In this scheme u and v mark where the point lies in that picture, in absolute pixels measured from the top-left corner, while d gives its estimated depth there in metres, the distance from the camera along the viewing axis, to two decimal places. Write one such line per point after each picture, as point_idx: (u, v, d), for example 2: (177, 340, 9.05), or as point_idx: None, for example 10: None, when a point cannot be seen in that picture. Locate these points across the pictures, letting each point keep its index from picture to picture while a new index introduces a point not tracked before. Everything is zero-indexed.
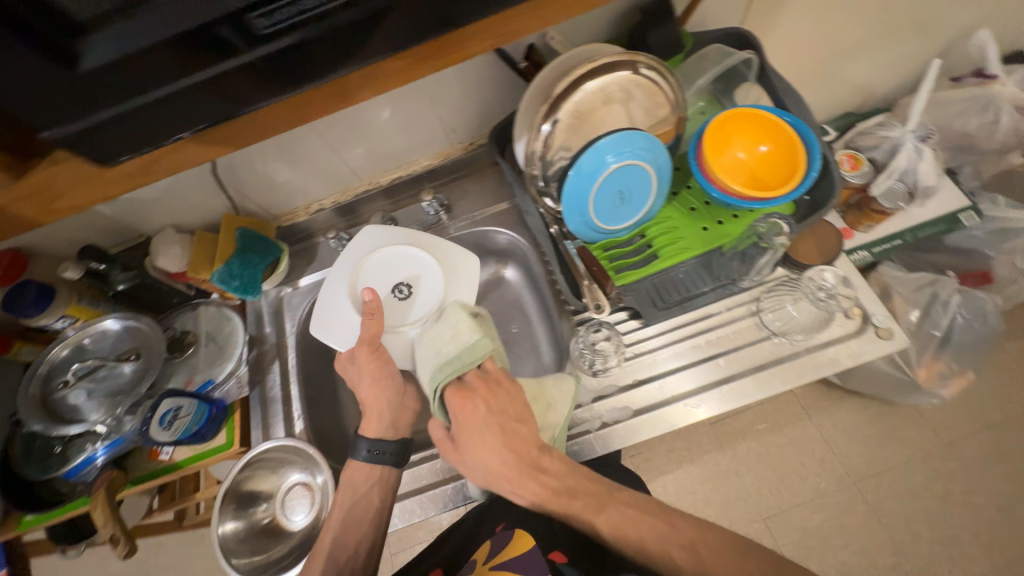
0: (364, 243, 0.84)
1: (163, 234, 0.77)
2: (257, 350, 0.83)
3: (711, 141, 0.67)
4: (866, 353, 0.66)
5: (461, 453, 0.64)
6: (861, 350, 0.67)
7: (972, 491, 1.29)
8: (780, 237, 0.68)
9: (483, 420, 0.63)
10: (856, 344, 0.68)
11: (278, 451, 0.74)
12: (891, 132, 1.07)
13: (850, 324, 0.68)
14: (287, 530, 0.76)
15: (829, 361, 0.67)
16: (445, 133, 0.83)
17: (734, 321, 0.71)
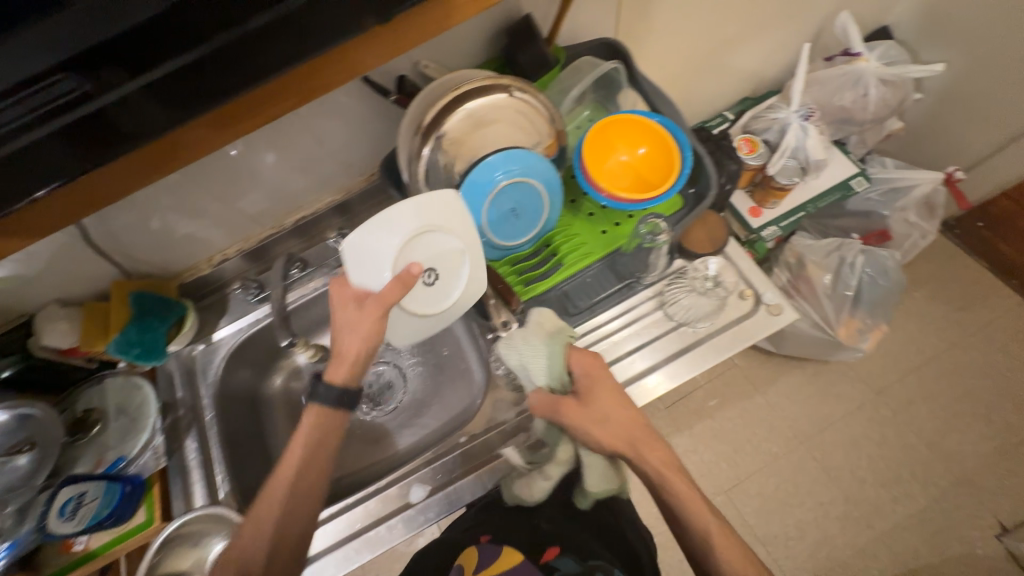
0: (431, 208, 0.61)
1: (47, 311, 0.73)
2: (171, 416, 0.80)
3: (594, 148, 0.70)
4: (761, 330, 0.71)
5: (586, 407, 0.65)
6: (757, 328, 0.72)
7: (905, 433, 1.39)
8: (660, 235, 0.68)
9: (604, 384, 0.66)
10: (752, 323, 0.73)
11: (197, 523, 0.70)
12: (778, 114, 1.15)
13: (744, 305, 0.74)
14: None
15: (731, 341, 0.72)
16: (343, 167, 0.82)
17: (641, 318, 0.75)
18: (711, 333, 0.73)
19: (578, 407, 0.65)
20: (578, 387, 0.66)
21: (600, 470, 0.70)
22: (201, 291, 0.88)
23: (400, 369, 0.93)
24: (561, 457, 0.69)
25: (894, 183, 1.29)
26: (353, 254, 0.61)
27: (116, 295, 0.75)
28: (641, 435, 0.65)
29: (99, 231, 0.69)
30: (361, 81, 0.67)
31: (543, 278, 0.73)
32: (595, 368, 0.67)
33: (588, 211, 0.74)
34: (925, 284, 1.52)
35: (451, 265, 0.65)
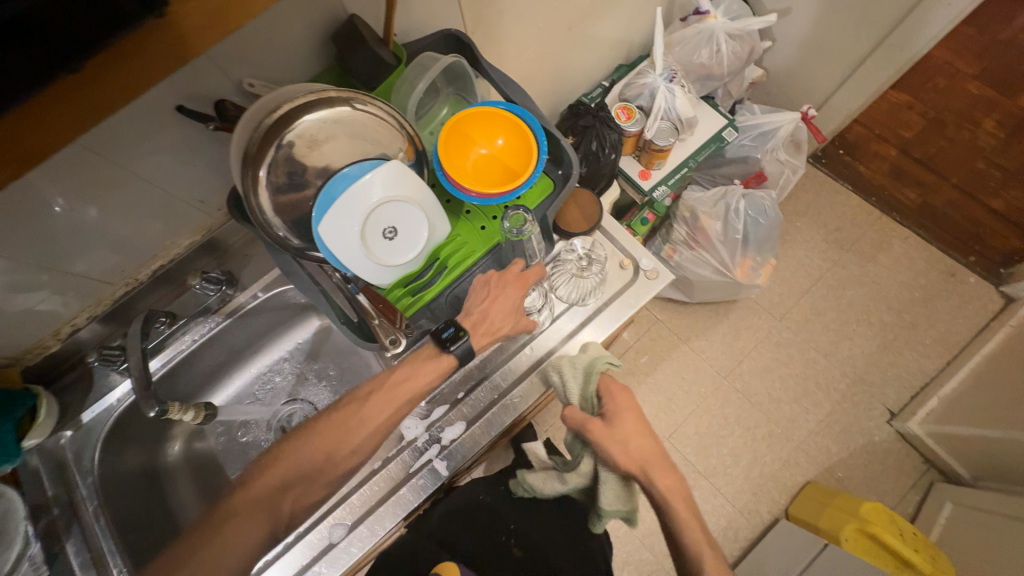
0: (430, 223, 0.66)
1: None
2: (46, 519, 0.70)
3: (451, 148, 0.69)
4: (642, 295, 0.77)
5: (611, 430, 0.68)
6: (639, 294, 0.77)
7: (807, 348, 1.55)
8: (525, 227, 0.68)
9: (627, 414, 0.70)
10: (634, 289, 0.78)
11: None
12: (647, 79, 1.20)
13: (625, 274, 0.79)
14: None
15: (619, 312, 0.77)
16: (193, 207, 0.74)
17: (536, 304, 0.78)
18: (599, 308, 0.77)
19: (604, 430, 0.68)
20: (606, 411, 0.70)
21: (615, 491, 0.71)
22: (59, 368, 0.78)
23: (312, 405, 0.88)
24: (583, 468, 0.73)
25: (761, 128, 1.39)
26: (384, 183, 0.60)
27: None
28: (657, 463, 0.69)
29: None
30: (177, 112, 0.59)
31: (425, 288, 0.71)
32: (623, 400, 0.70)
33: (464, 210, 0.73)
34: (805, 213, 1.68)
35: (405, 234, 0.64)
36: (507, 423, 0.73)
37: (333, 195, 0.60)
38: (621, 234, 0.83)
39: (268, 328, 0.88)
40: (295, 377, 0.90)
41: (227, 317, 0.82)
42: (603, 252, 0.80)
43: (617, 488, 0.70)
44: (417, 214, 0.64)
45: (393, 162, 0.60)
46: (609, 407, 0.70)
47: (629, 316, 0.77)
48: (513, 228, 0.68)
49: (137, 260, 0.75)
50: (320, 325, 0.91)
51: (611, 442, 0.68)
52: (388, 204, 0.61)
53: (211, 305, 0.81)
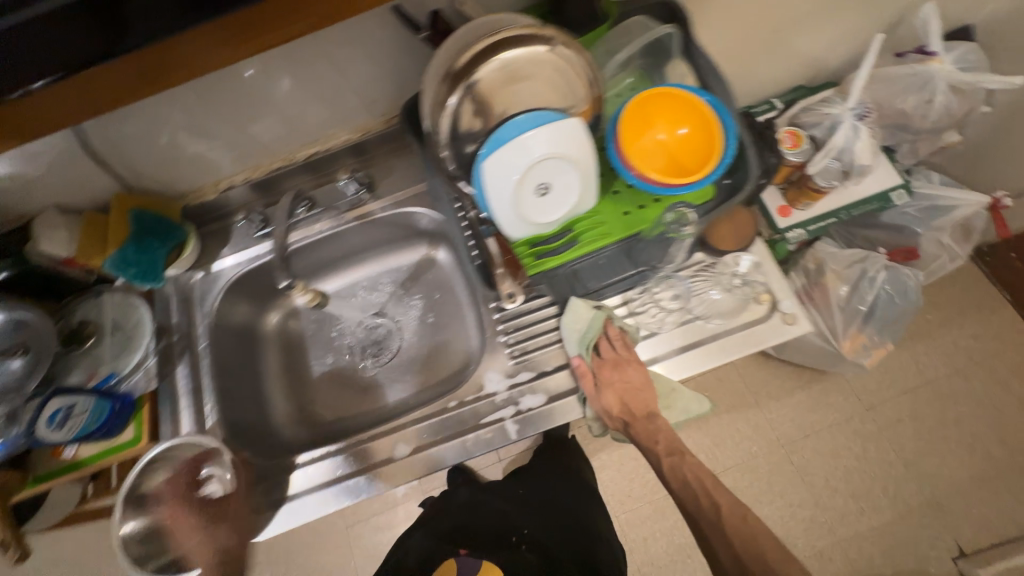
0: (579, 196, 0.65)
1: (45, 217, 0.71)
2: (165, 340, 0.79)
3: (630, 122, 0.65)
4: (769, 339, 0.69)
5: (602, 382, 0.70)
6: (767, 336, 0.70)
7: (886, 449, 1.40)
8: (686, 228, 0.68)
9: (627, 386, 0.70)
10: (763, 330, 0.70)
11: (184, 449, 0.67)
12: (833, 109, 1.06)
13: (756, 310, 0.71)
14: (193, 529, 0.69)
15: (739, 345, 0.70)
16: (364, 106, 0.77)
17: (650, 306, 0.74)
18: (718, 335, 0.71)
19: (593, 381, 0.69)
20: (597, 366, 0.70)
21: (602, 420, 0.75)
22: (208, 216, 0.85)
23: (399, 324, 0.91)
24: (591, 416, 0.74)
25: (935, 201, 1.22)
26: (558, 139, 0.59)
27: (116, 208, 0.72)
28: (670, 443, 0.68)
29: (101, 141, 0.66)
30: (392, 11, 0.61)
31: (555, 253, 0.69)
32: (627, 369, 0.70)
33: (613, 188, 0.71)
34: (942, 308, 1.47)
35: (555, 196, 0.64)
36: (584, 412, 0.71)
37: (507, 136, 0.60)
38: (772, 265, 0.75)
39: (381, 241, 0.91)
40: (391, 295, 0.92)
41: (355, 219, 0.84)
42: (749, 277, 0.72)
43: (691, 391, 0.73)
44: (575, 181, 0.63)
45: (573, 122, 0.59)
46: (602, 363, 0.70)
47: (748, 353, 0.70)
48: (674, 224, 0.67)
49: (299, 140, 0.79)
50: (426, 255, 0.92)
51: (605, 389, 0.69)
52: (550, 163, 0.60)
53: (346, 202, 0.84)
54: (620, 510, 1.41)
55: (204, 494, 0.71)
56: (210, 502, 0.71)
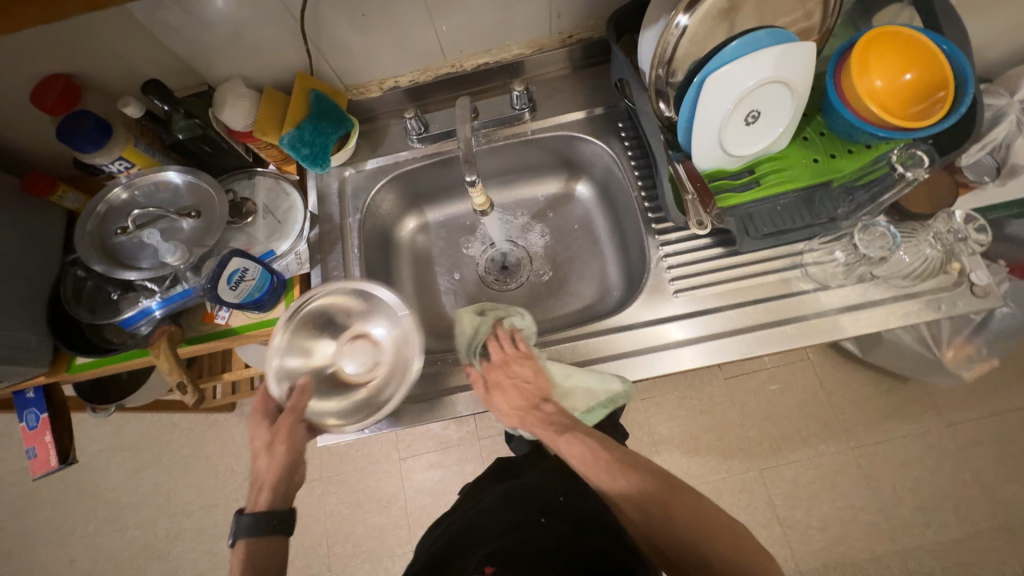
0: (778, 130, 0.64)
1: (231, 84, 0.71)
2: (319, 228, 0.80)
3: (856, 60, 0.61)
4: (958, 308, 0.64)
5: (494, 384, 0.67)
6: (953, 305, 0.65)
7: (962, 468, 1.35)
8: (915, 170, 0.61)
9: (521, 383, 0.66)
10: (950, 298, 0.65)
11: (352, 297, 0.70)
12: (997, 100, 0.99)
13: (947, 278, 0.65)
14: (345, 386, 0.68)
15: (923, 311, 0.65)
16: (548, 19, 0.75)
17: (824, 258, 0.69)
18: (900, 297, 0.66)
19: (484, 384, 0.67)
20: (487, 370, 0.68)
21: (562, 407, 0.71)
22: (365, 115, 0.85)
23: (529, 253, 0.90)
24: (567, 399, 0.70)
25: None
26: (781, 64, 0.57)
27: (298, 87, 0.73)
28: (565, 429, 0.62)
29: (308, 10, 0.67)
30: None
31: (735, 192, 0.68)
32: (517, 365, 0.68)
33: (801, 135, 0.68)
34: None
35: (757, 128, 0.63)
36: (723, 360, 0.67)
37: (724, 60, 0.58)
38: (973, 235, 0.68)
39: (523, 167, 0.89)
40: (523, 222, 0.91)
41: (512, 136, 0.83)
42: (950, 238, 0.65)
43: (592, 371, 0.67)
44: (781, 113, 0.62)
45: (806, 46, 0.57)
46: (490, 364, 0.69)
47: (932, 320, 0.65)
48: (903, 164, 0.62)
49: (474, 47, 0.79)
50: (564, 188, 0.91)
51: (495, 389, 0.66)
52: (762, 90, 0.59)
53: (506, 117, 0.82)
54: None
55: (357, 349, 0.69)
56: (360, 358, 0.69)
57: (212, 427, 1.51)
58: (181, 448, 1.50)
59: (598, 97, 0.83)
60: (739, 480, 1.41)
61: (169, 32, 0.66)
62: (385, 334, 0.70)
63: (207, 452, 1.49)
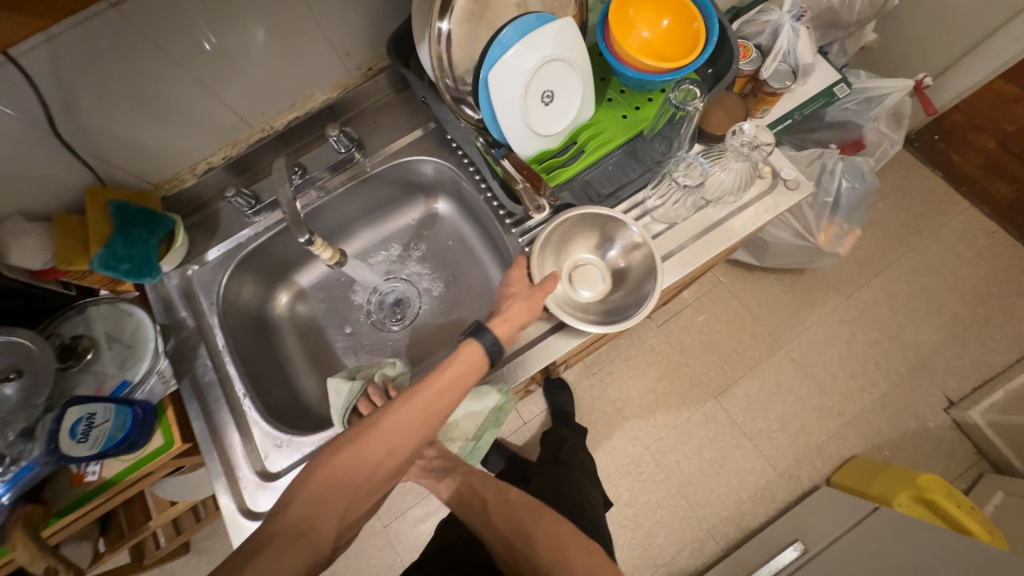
0: (577, 99, 0.67)
1: (10, 223, 0.64)
2: (175, 338, 0.73)
3: (616, 23, 0.67)
4: (780, 206, 0.71)
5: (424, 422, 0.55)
6: (776, 205, 0.72)
7: (870, 329, 1.51)
8: (692, 103, 0.65)
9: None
10: (772, 199, 0.72)
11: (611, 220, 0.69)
12: (771, 16, 1.12)
13: (763, 183, 0.73)
14: (574, 299, 0.70)
15: (755, 218, 0.72)
16: (339, 57, 0.75)
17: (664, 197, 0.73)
18: (733, 212, 0.72)
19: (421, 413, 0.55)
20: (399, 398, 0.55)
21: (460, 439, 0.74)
22: (191, 205, 0.80)
23: (413, 284, 0.89)
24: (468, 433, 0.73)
25: (868, 93, 1.27)
26: (549, 40, 0.60)
27: (91, 204, 0.67)
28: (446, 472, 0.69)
29: (68, 124, 0.61)
30: None
31: (567, 165, 0.70)
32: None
33: (605, 98, 0.73)
34: (888, 195, 1.61)
35: (557, 104, 0.65)
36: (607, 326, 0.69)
37: (503, 48, 0.60)
38: None
39: (378, 204, 0.87)
40: (399, 256, 0.90)
41: (351, 178, 0.81)
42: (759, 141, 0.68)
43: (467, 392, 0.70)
44: (571, 83, 0.65)
45: (565, 20, 0.60)
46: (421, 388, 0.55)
47: (766, 224, 0.72)
48: (680, 102, 0.66)
49: (277, 106, 0.76)
50: (425, 211, 0.90)
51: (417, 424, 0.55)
52: (544, 68, 0.61)
53: (337, 162, 0.80)
54: (649, 442, 1.46)
55: (590, 274, 0.72)
56: (585, 291, 0.71)
57: None
58: None
59: (421, 116, 0.83)
60: (700, 414, 1.47)
61: None
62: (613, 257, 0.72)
63: None
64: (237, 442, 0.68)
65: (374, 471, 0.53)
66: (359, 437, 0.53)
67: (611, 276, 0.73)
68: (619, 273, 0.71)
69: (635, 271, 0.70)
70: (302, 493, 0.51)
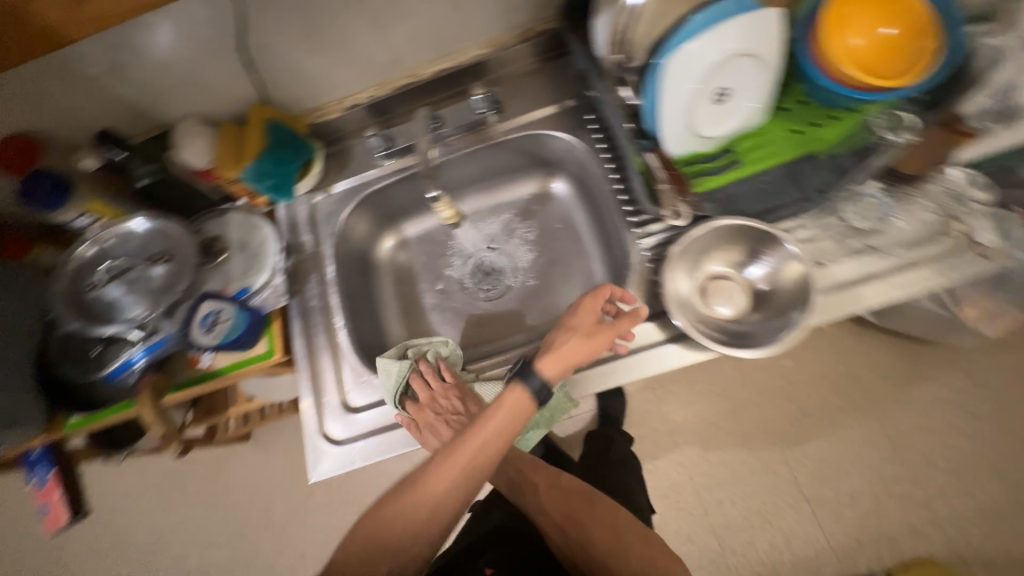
0: (751, 105, 0.61)
1: (186, 125, 0.71)
2: (295, 258, 0.78)
3: (828, 24, 0.57)
4: (962, 273, 0.59)
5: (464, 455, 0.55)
6: (958, 271, 0.59)
7: (995, 429, 1.28)
8: (900, 132, 0.59)
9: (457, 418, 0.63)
10: (952, 264, 0.60)
11: (757, 239, 0.61)
12: None
13: (947, 243, 0.60)
14: (705, 312, 0.63)
15: (927, 279, 0.60)
16: (502, 14, 0.72)
17: (820, 231, 0.63)
18: (901, 266, 0.60)
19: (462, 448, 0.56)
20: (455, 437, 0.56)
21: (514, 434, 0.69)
22: (329, 137, 0.83)
23: (510, 259, 0.87)
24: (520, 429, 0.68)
25: None
26: (749, 33, 0.55)
27: (255, 118, 0.72)
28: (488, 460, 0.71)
29: (254, 40, 0.66)
30: None
31: (716, 173, 0.64)
32: (446, 400, 0.64)
33: (779, 106, 0.65)
34: None
35: (728, 106, 0.60)
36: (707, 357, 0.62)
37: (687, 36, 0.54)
38: (975, 197, 0.64)
39: (497, 171, 0.86)
40: (503, 228, 0.88)
41: (480, 140, 0.80)
42: (947, 202, 0.62)
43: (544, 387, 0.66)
44: (754, 86, 0.59)
45: (773, 13, 0.54)
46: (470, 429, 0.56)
47: (938, 290, 0.60)
48: (882, 126, 0.60)
49: (430, 54, 0.76)
50: (541, 188, 0.87)
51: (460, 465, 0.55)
52: (731, 65, 0.56)
53: (471, 121, 0.79)
54: (695, 474, 1.38)
55: (728, 291, 0.64)
56: (721, 306, 0.63)
57: (227, 459, 1.53)
58: (200, 481, 1.52)
59: (565, 90, 0.80)
60: (760, 462, 1.36)
61: (119, 79, 0.66)
62: (755, 275, 0.63)
63: (225, 484, 1.51)
64: (328, 368, 0.72)
65: (434, 515, 0.55)
66: (405, 489, 0.56)
67: (750, 294, 0.64)
68: (764, 296, 0.62)
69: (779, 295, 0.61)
70: (363, 533, 0.56)
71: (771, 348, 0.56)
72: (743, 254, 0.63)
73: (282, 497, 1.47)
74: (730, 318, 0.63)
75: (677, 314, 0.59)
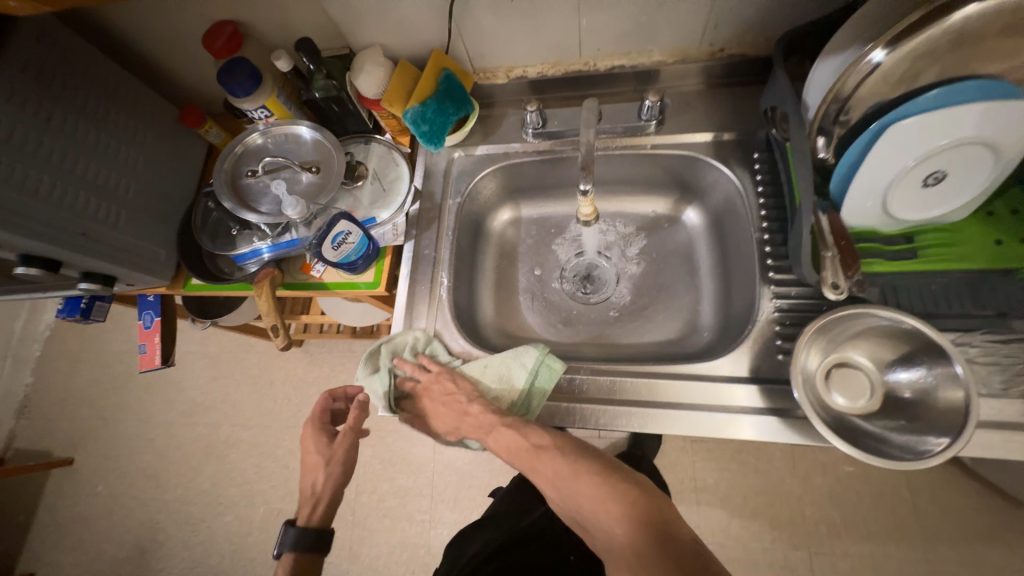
0: (959, 195, 0.55)
1: (370, 53, 0.73)
2: (420, 204, 0.80)
3: None
4: None
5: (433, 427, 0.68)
6: None
7: None
8: None
9: (452, 398, 0.66)
10: None
11: (921, 345, 0.54)
12: None
13: None
14: (824, 394, 0.58)
15: None
16: (704, 28, 0.69)
17: (996, 357, 0.54)
18: None
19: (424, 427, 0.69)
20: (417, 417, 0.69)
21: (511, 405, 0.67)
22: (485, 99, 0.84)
23: (615, 269, 0.85)
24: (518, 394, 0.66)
25: None
26: (995, 121, 0.48)
27: (431, 66, 0.74)
28: (491, 428, 0.63)
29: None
30: None
31: (887, 258, 0.58)
32: (437, 383, 0.67)
33: (988, 208, 0.58)
34: None
35: (934, 191, 0.55)
36: (810, 443, 0.59)
37: (917, 109, 0.49)
38: None
39: (634, 180, 0.84)
40: (618, 237, 0.87)
41: (632, 146, 0.78)
42: None
43: (623, 412, 0.64)
44: (972, 178, 0.53)
45: None
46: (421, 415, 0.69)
47: None
48: None
49: (613, 48, 0.74)
50: (670, 211, 0.85)
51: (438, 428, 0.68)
52: (959, 150, 0.51)
53: (629, 125, 0.77)
54: None
55: (855, 382, 0.59)
56: (838, 396, 0.59)
57: (278, 357, 1.65)
58: (250, 368, 1.66)
59: (737, 121, 0.75)
60: None
61: None
62: (897, 379, 0.57)
63: (270, 378, 1.63)
64: (422, 317, 0.75)
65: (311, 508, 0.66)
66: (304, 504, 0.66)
67: (882, 396, 0.58)
68: (898, 406, 0.57)
69: (917, 410, 0.55)
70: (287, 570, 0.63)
71: (890, 463, 0.49)
72: (895, 352, 0.57)
73: (314, 407, 1.57)
74: (848, 411, 0.58)
75: (799, 386, 0.55)
